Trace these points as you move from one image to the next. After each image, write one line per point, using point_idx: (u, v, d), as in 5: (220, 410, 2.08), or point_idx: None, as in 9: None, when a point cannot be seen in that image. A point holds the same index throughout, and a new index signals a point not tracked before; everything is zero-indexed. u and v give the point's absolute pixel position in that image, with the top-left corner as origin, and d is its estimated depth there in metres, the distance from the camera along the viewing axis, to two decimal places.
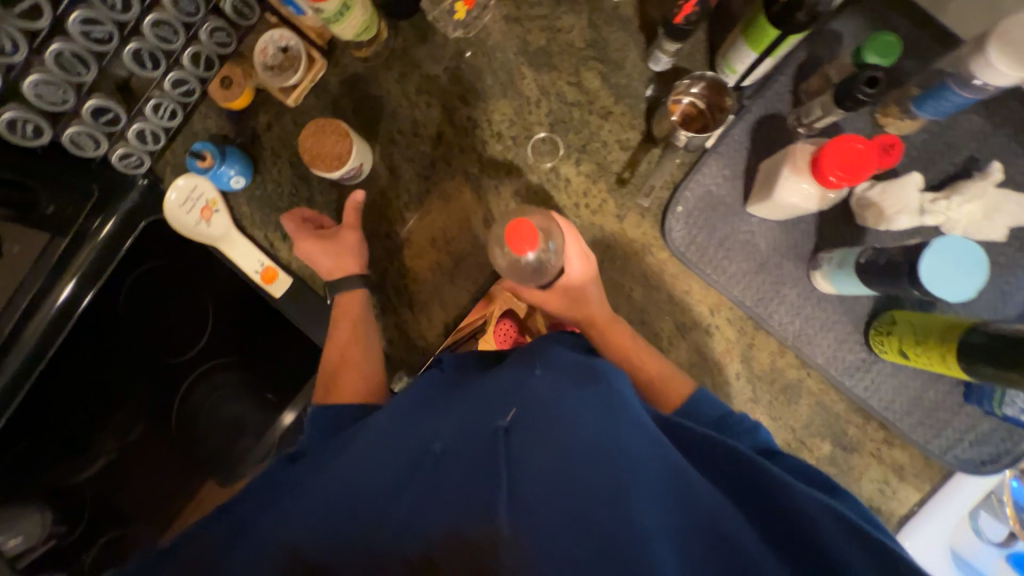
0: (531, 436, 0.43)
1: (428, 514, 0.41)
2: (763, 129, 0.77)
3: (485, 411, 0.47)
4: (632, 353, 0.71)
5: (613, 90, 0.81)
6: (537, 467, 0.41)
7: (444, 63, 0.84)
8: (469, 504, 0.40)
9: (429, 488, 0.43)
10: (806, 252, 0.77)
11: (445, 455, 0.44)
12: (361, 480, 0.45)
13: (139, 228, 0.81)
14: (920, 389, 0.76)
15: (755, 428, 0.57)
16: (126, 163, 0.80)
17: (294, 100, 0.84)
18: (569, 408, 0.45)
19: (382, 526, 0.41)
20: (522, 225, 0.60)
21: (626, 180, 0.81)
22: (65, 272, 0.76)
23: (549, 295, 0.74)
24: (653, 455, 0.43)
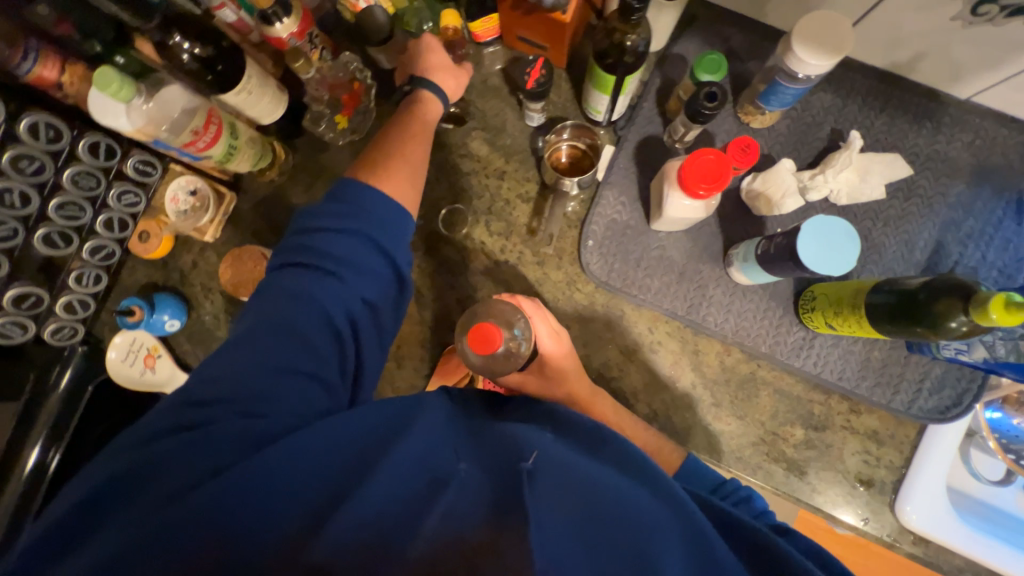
0: (551, 480, 0.46)
1: (460, 522, 0.43)
2: (643, 151, 0.82)
3: (507, 454, 0.49)
4: (613, 418, 0.74)
5: (502, 151, 0.87)
6: (558, 501, 0.44)
7: (345, 167, 0.90)
8: (480, 519, 0.43)
9: (458, 506, 0.45)
10: (718, 252, 0.80)
11: (469, 479, 0.47)
12: (375, 481, 0.46)
13: (88, 387, 0.83)
14: (865, 351, 0.77)
15: (750, 497, 0.63)
16: (59, 338, 0.81)
17: (212, 235, 0.90)
18: (583, 465, 0.50)
19: (407, 537, 0.42)
20: (485, 327, 0.67)
21: (536, 228, 0.85)
22: (26, 442, 0.74)
23: (526, 375, 0.76)
24: (660, 504, 0.48)
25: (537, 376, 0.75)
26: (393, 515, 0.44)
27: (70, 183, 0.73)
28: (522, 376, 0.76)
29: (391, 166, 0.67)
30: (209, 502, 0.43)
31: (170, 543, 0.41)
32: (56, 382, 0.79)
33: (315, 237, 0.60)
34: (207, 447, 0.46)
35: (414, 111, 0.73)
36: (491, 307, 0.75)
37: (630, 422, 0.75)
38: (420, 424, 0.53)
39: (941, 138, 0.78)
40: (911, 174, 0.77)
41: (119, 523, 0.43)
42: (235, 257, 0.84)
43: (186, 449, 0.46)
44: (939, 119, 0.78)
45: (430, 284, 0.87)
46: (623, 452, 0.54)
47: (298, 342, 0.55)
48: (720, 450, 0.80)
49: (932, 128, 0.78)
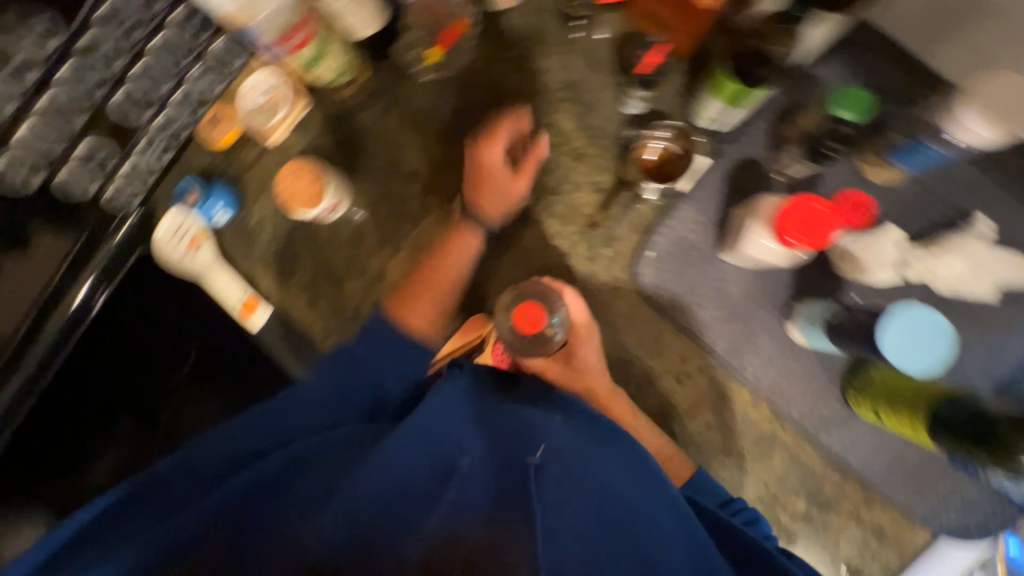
0: (558, 476, 0.47)
1: (467, 510, 0.41)
2: (736, 174, 0.75)
3: (515, 448, 0.50)
4: (630, 423, 0.73)
5: (587, 131, 0.81)
6: (564, 493, 0.46)
7: (422, 103, 0.86)
8: (480, 509, 0.41)
9: (464, 497, 0.43)
10: (780, 302, 0.74)
11: (477, 469, 0.46)
12: (382, 472, 0.45)
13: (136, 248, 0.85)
14: (902, 448, 0.72)
15: (756, 520, 0.64)
16: (119, 200, 0.81)
17: (275, 139, 0.88)
18: (588, 463, 0.52)
19: (412, 525, 0.40)
20: (531, 308, 0.67)
21: (598, 224, 0.80)
22: (82, 271, 0.78)
23: (548, 361, 0.75)
24: (664, 518, 0.50)
25: (562, 368, 0.74)
26: (394, 504, 0.42)
27: (156, 47, 0.74)
28: (547, 364, 0.74)
29: (420, 297, 0.69)
30: (220, 509, 0.46)
31: (177, 555, 0.43)
32: (114, 234, 0.81)
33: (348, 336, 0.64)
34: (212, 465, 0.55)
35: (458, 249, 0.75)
36: (532, 285, 0.71)
37: (645, 429, 0.73)
38: (429, 408, 0.55)
39: None
40: None
41: (137, 541, 0.46)
42: (302, 168, 0.83)
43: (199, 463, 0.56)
44: None
45: None
46: (622, 461, 0.56)
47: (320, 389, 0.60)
48: None
49: None
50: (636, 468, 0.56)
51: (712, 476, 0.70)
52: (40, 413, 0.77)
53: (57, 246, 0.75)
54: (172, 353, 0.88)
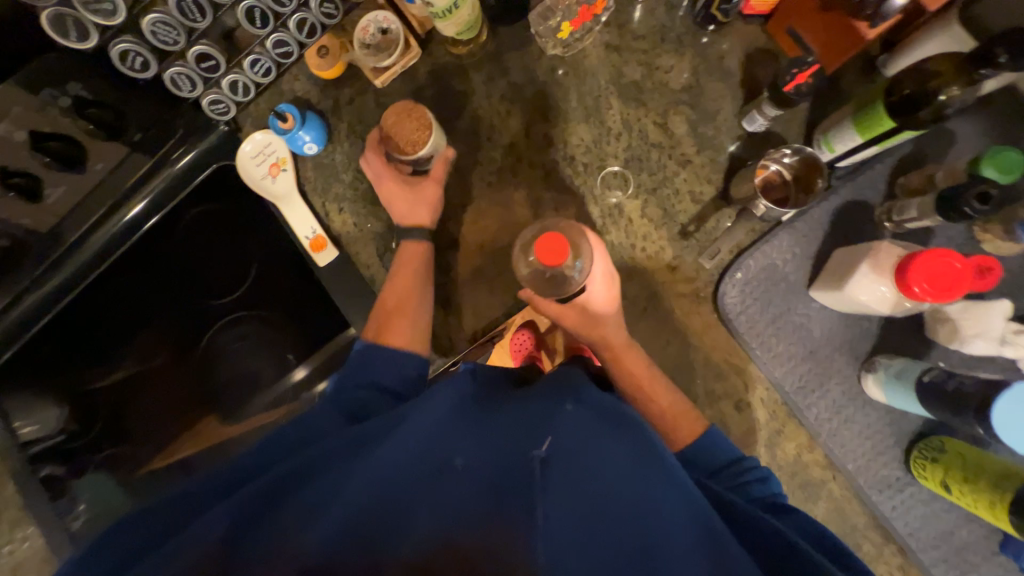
0: (562, 470, 0.44)
1: (459, 512, 0.41)
2: (845, 213, 0.72)
3: (517, 440, 0.47)
4: (645, 382, 0.69)
5: (698, 139, 0.79)
6: (565, 491, 0.42)
7: (534, 76, 0.84)
8: (472, 511, 0.41)
9: (458, 498, 0.42)
10: (861, 351, 0.72)
11: (470, 471, 0.45)
12: (381, 473, 0.45)
13: (207, 168, 0.83)
14: (953, 525, 0.70)
15: (766, 478, 0.58)
16: (216, 108, 0.84)
17: (382, 81, 0.86)
18: (594, 452, 0.47)
19: (409, 528, 0.40)
20: (555, 241, 0.59)
21: (690, 234, 0.78)
22: (138, 193, 0.80)
23: (564, 307, 0.70)
24: (681, 516, 0.44)
25: (580, 317, 0.70)
26: (393, 504, 0.42)
27: None
28: (560, 308, 0.70)
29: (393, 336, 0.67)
30: (228, 512, 0.44)
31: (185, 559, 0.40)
32: (176, 160, 0.81)
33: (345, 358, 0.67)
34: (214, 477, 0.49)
35: (402, 262, 0.77)
36: (557, 224, 0.68)
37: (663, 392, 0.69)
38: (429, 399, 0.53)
39: None
40: None
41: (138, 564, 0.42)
42: (421, 123, 0.78)
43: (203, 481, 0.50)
44: None
45: None
46: (636, 448, 0.50)
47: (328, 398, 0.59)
48: None
49: None
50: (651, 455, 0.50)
51: (725, 438, 0.64)
52: (87, 313, 0.84)
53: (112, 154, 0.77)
54: (224, 281, 0.96)
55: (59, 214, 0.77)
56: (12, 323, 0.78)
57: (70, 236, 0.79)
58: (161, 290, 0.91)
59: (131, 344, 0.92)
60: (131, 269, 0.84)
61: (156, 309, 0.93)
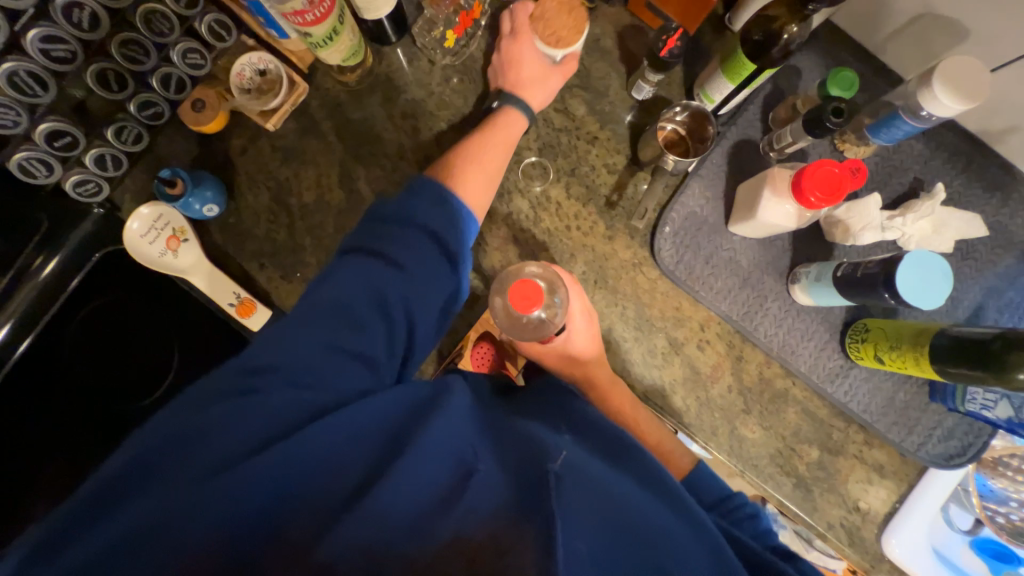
0: (580, 485, 0.44)
1: (486, 513, 0.41)
2: (738, 153, 0.81)
3: (533, 452, 0.47)
4: (630, 410, 0.72)
5: (598, 116, 0.84)
6: (583, 506, 0.42)
7: (431, 88, 0.85)
8: (498, 518, 0.40)
9: (482, 502, 0.42)
10: (783, 267, 0.82)
11: (494, 476, 0.44)
12: (407, 464, 0.43)
13: (83, 269, 0.73)
14: (892, 390, 0.81)
15: (756, 515, 0.59)
16: (83, 190, 0.75)
17: (274, 124, 0.82)
18: (608, 474, 0.48)
19: (431, 532, 0.39)
20: (528, 284, 0.62)
21: (615, 203, 0.83)
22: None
23: (547, 351, 0.71)
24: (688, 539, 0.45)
25: (562, 359, 0.71)
26: (415, 522, 0.40)
27: (141, 20, 0.69)
28: (541, 350, 0.72)
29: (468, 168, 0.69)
30: (262, 471, 0.41)
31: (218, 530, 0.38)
32: (38, 270, 0.69)
33: (382, 220, 0.58)
34: (236, 414, 0.44)
35: (496, 121, 0.75)
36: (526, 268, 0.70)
37: (648, 422, 0.72)
38: (449, 405, 0.50)
39: (1010, 210, 0.80)
40: (978, 237, 0.79)
41: (168, 497, 0.39)
42: (577, 21, 0.72)
43: (234, 418, 0.43)
44: (1011, 191, 0.80)
45: (494, 232, 0.83)
46: (645, 469, 0.52)
47: (345, 334, 0.51)
48: (738, 453, 0.82)
49: (1002, 200, 0.80)
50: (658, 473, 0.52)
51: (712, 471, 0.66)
52: None
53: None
54: (148, 372, 0.81)
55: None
56: None
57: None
58: (51, 418, 0.74)
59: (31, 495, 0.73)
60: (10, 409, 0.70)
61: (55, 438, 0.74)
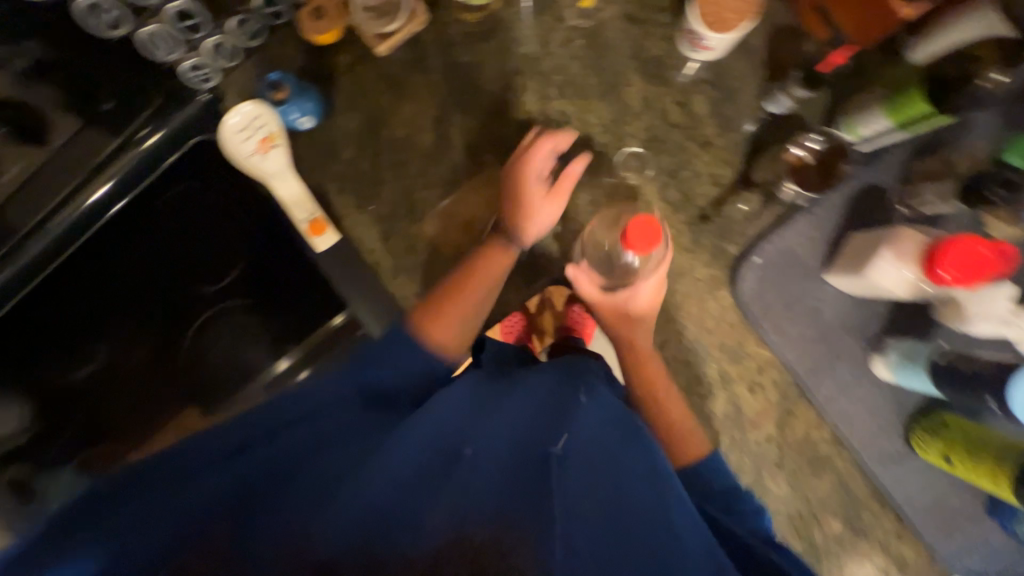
0: (588, 472, 0.39)
1: (475, 506, 0.35)
2: (863, 198, 0.73)
3: (535, 432, 0.42)
4: (658, 388, 0.68)
5: (719, 120, 0.77)
6: (590, 496, 0.36)
7: (551, 47, 0.79)
8: (492, 507, 0.34)
9: (473, 490, 0.36)
10: (871, 333, 0.75)
11: (484, 457, 0.40)
12: (388, 459, 0.40)
13: (178, 152, 0.76)
14: (945, 492, 0.75)
15: None
16: (194, 76, 0.74)
17: (383, 49, 0.79)
18: (619, 459, 0.42)
19: (413, 522, 0.34)
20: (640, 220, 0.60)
21: (708, 218, 0.77)
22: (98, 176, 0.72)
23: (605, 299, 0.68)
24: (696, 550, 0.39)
25: (616, 314, 0.69)
26: (395, 507, 0.35)
27: None
28: (600, 297, 0.68)
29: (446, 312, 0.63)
30: (222, 496, 0.40)
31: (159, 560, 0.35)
32: (141, 140, 0.72)
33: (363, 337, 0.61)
34: (212, 447, 0.47)
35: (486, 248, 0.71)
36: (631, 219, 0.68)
37: (673, 403, 0.67)
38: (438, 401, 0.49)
39: None
40: None
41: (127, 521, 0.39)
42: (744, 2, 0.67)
43: (210, 446, 0.47)
44: None
45: (573, 215, 0.80)
46: (650, 466, 0.46)
47: (334, 379, 0.55)
48: None
49: None
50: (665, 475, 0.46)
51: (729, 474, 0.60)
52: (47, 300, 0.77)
53: (67, 129, 0.73)
54: (210, 267, 0.85)
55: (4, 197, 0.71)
56: None
57: (21, 227, 0.71)
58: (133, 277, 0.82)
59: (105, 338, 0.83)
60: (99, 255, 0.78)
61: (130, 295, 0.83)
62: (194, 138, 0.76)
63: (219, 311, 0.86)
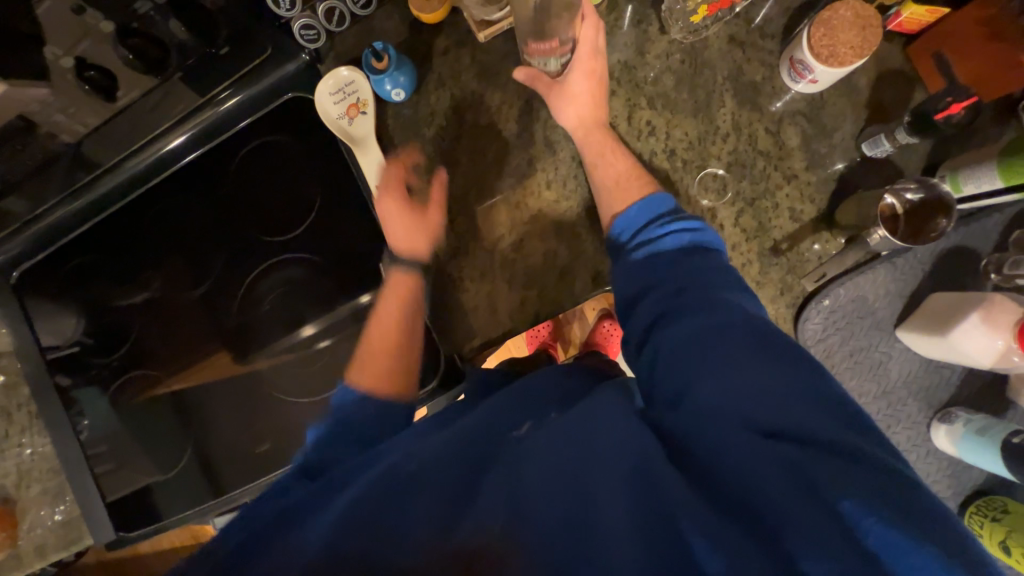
0: (524, 456, 0.45)
1: (432, 515, 0.42)
2: (953, 259, 0.70)
3: (478, 435, 0.48)
4: (615, 162, 0.70)
5: (809, 154, 0.75)
6: (527, 481, 0.43)
7: (648, 57, 0.79)
8: (447, 505, 0.42)
9: (429, 497, 0.43)
10: (936, 400, 0.71)
11: (431, 461, 0.46)
12: (358, 482, 0.46)
13: (252, 113, 0.80)
14: None
15: None
16: (305, 35, 0.80)
17: (484, 36, 0.81)
18: (554, 432, 0.46)
19: (389, 527, 0.41)
20: None
21: (781, 251, 0.74)
22: (180, 126, 0.78)
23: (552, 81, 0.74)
24: (620, 482, 0.41)
25: (558, 80, 0.73)
26: (373, 512, 0.42)
27: None
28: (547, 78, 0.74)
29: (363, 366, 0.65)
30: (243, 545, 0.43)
31: None
32: (220, 101, 0.77)
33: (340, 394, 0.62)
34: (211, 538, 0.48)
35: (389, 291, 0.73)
36: None
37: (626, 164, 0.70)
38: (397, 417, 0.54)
39: None
40: None
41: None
42: (864, 41, 0.65)
43: None
44: None
45: None
46: (590, 419, 0.46)
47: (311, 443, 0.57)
48: None
49: None
50: (614, 418, 0.46)
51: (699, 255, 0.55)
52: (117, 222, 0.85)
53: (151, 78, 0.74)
54: (269, 220, 0.87)
55: (103, 116, 0.75)
56: (54, 222, 0.80)
57: (100, 162, 0.78)
58: (200, 219, 0.87)
59: (159, 270, 0.88)
60: (166, 192, 0.85)
61: (189, 234, 0.88)
62: (281, 96, 0.80)
63: (271, 266, 0.88)
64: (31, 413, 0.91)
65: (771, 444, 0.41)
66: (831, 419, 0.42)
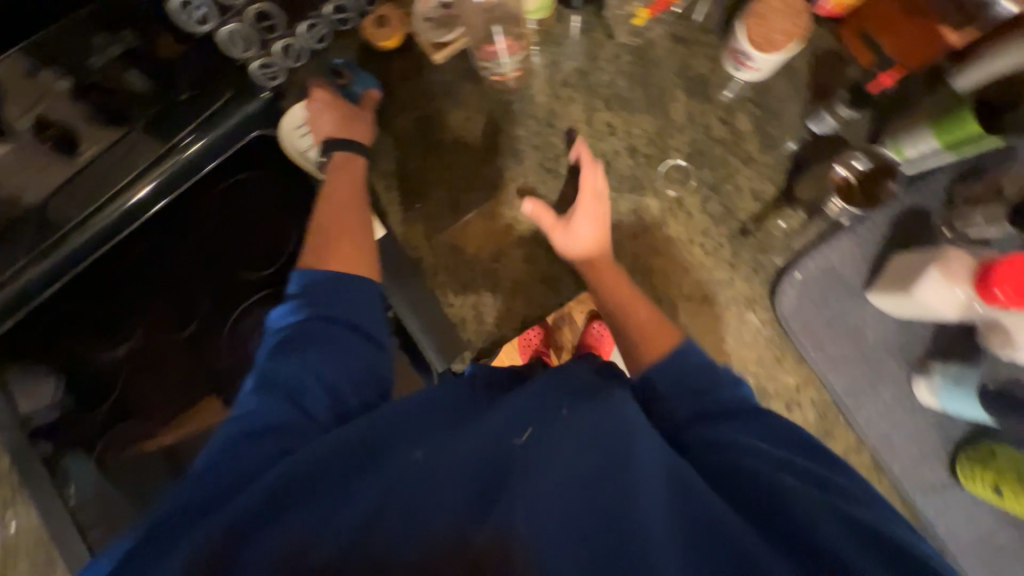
0: (546, 450, 0.40)
1: (444, 512, 0.37)
2: (908, 221, 0.74)
3: (493, 425, 0.44)
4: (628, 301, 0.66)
5: (762, 137, 0.79)
6: (550, 474, 0.39)
7: (600, 61, 0.82)
8: (461, 507, 0.38)
9: (442, 495, 0.38)
10: (913, 357, 0.74)
11: (441, 460, 0.41)
12: (352, 485, 0.40)
13: (222, 155, 0.81)
14: (990, 528, 0.73)
15: None
16: (263, 73, 0.79)
17: (441, 56, 0.82)
18: (577, 427, 0.43)
19: (395, 534, 0.36)
20: None
21: (749, 232, 0.78)
22: (147, 174, 0.78)
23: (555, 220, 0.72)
24: (653, 489, 0.38)
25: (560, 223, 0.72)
26: (378, 516, 0.38)
27: None
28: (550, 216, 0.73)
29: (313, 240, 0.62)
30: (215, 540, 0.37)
31: None
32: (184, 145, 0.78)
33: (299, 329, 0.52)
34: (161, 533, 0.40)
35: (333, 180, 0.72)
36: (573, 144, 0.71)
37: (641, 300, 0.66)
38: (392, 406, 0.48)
39: None
40: None
41: None
42: (797, 27, 0.69)
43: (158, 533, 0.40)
44: None
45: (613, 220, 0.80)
46: (616, 416, 0.44)
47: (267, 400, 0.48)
48: None
49: None
50: (635, 420, 0.43)
51: (703, 353, 0.53)
52: (87, 278, 0.82)
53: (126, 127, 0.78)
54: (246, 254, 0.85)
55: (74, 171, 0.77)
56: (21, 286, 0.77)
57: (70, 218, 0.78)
58: (179, 265, 0.85)
59: (142, 317, 0.85)
60: (141, 240, 0.83)
61: (166, 280, 0.85)
62: (248, 135, 0.81)
63: (253, 304, 0.85)
64: (14, 486, 0.87)
65: (791, 479, 0.41)
66: (822, 459, 0.45)
